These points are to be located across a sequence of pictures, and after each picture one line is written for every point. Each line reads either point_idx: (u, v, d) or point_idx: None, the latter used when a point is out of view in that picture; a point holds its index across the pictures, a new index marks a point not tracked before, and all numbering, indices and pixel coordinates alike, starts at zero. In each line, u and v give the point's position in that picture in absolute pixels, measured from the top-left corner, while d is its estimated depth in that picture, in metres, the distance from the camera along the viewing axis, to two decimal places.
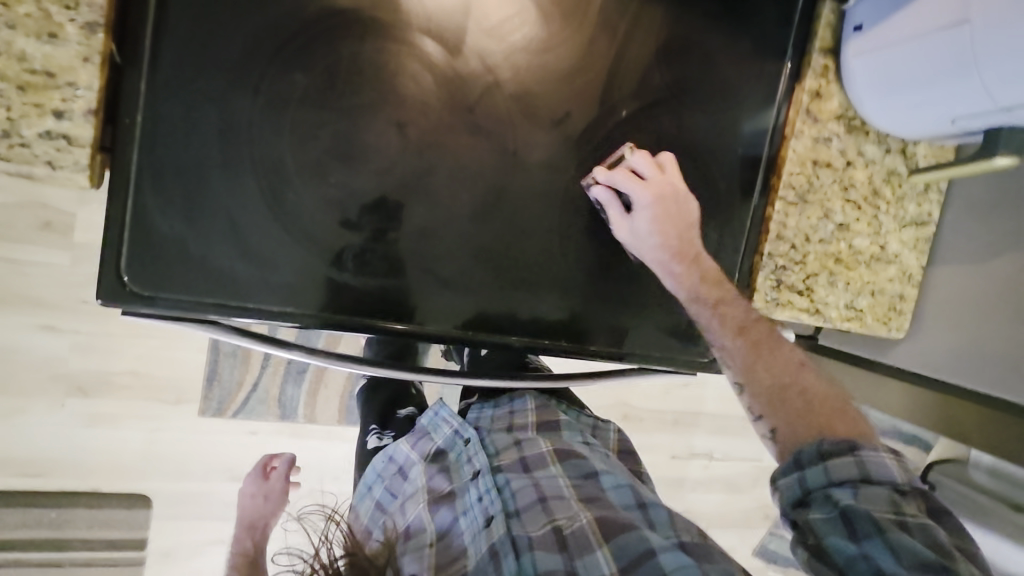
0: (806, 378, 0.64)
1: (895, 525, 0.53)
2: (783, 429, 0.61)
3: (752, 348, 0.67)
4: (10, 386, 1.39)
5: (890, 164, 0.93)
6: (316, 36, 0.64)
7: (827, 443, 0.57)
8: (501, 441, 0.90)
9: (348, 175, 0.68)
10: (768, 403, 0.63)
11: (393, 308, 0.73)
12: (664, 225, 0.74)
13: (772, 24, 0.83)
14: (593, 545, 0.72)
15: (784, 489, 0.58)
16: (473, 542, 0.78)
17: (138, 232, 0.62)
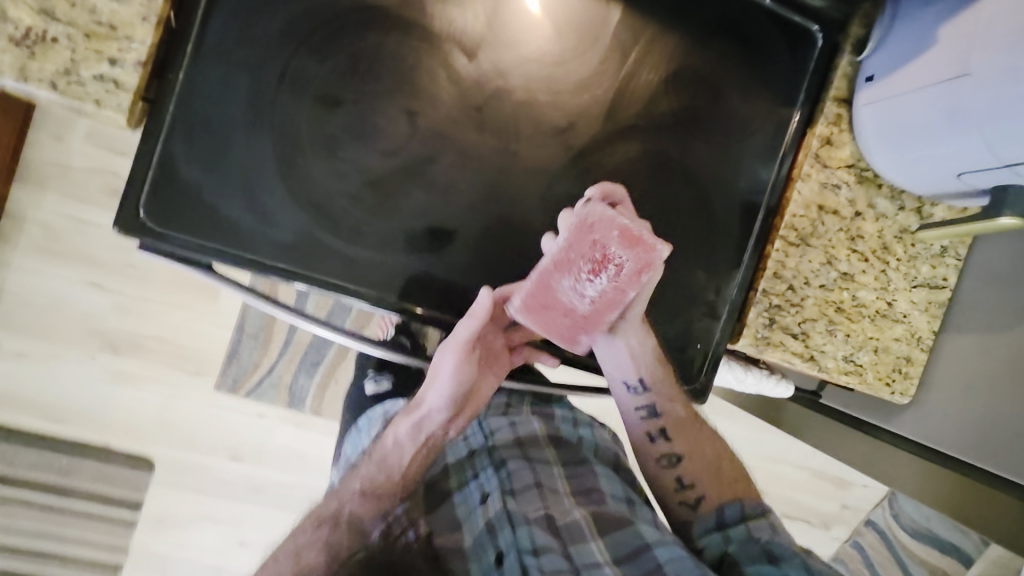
0: (724, 456, 0.92)
1: (787, 549, 0.78)
2: (711, 494, 0.88)
3: (687, 430, 0.90)
4: (52, 333, 1.50)
5: (903, 221, 0.92)
6: (348, 25, 0.71)
7: (749, 506, 0.86)
8: (496, 424, 0.97)
9: (356, 151, 0.74)
10: (704, 476, 0.89)
11: (380, 282, 0.76)
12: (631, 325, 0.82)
13: (786, 67, 0.85)
14: (587, 536, 0.77)
15: (708, 544, 0.84)
16: (466, 517, 0.83)
17: (161, 173, 0.68)
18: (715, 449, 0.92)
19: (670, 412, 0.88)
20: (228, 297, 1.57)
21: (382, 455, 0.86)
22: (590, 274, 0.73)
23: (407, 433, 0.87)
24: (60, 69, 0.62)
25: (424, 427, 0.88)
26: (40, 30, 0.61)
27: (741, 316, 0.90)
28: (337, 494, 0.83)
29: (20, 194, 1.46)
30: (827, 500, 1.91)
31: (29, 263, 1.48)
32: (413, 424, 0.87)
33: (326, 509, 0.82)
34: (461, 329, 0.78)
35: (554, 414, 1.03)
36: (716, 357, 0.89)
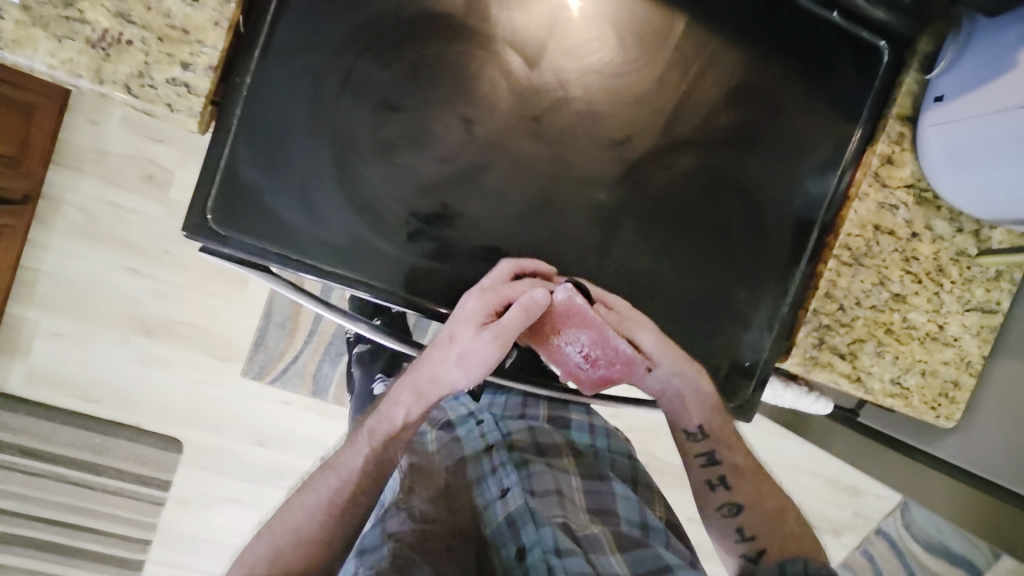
0: (789, 508, 0.91)
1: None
2: (774, 548, 0.87)
3: (755, 488, 0.91)
4: (89, 315, 1.53)
5: (960, 244, 0.90)
6: (411, 32, 0.71)
7: (818, 562, 0.81)
8: (514, 424, 1.00)
9: (412, 158, 0.73)
10: (767, 531, 0.88)
11: (428, 289, 0.76)
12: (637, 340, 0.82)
13: (850, 84, 0.84)
14: (605, 549, 0.79)
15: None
16: (486, 508, 0.86)
17: (226, 177, 0.69)
18: (780, 502, 0.91)
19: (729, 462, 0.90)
20: (258, 286, 1.59)
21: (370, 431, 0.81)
22: (588, 358, 0.79)
23: (400, 411, 0.82)
24: (134, 72, 0.63)
25: (426, 395, 0.82)
26: (116, 32, 0.62)
27: (790, 334, 0.89)
28: (332, 468, 0.79)
29: (58, 177, 1.49)
30: (840, 508, 1.90)
31: (67, 246, 1.51)
32: (400, 404, 0.82)
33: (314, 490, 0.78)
34: (455, 320, 0.75)
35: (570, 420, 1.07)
36: (764, 375, 0.88)
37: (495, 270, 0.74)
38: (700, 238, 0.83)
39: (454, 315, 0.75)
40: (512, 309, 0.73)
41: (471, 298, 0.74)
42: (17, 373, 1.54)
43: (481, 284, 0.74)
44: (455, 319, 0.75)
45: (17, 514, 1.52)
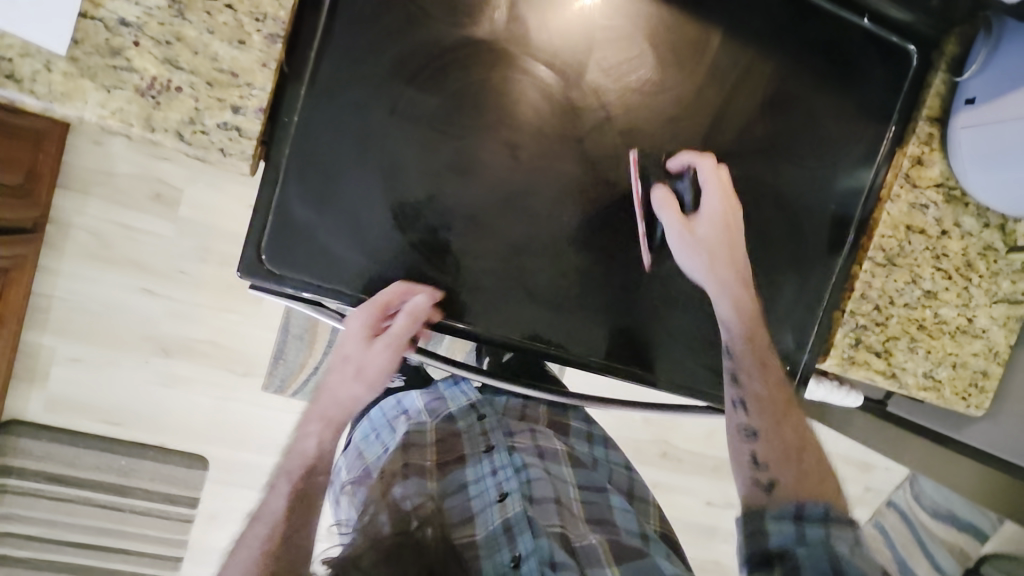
0: (811, 449, 0.76)
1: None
2: (788, 482, 0.72)
3: (779, 403, 0.79)
4: (106, 338, 1.52)
5: (987, 239, 0.92)
6: (454, 61, 0.71)
7: (834, 512, 0.68)
8: (516, 425, 1.01)
9: (460, 187, 0.74)
10: (784, 453, 0.75)
11: (479, 314, 0.77)
12: (723, 240, 0.79)
13: (880, 88, 0.85)
14: (603, 561, 0.80)
15: (776, 534, 0.68)
16: (482, 512, 0.84)
17: (279, 216, 0.70)
18: (810, 454, 0.75)
19: (750, 388, 0.80)
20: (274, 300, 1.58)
21: (302, 444, 0.80)
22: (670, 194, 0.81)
23: (314, 431, 0.80)
24: (185, 119, 0.62)
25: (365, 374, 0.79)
26: (165, 79, 0.62)
27: (828, 337, 0.91)
28: (275, 493, 0.76)
29: (64, 201, 1.46)
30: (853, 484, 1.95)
31: (79, 271, 1.49)
32: (314, 427, 0.80)
33: (262, 519, 0.74)
34: (343, 338, 0.77)
35: (569, 426, 1.08)
36: (804, 374, 0.91)
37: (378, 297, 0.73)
38: None
39: (342, 335, 0.77)
40: (397, 320, 0.72)
41: (350, 320, 0.74)
42: (36, 401, 1.52)
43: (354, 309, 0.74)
44: (341, 337, 0.77)
45: (45, 540, 1.48)
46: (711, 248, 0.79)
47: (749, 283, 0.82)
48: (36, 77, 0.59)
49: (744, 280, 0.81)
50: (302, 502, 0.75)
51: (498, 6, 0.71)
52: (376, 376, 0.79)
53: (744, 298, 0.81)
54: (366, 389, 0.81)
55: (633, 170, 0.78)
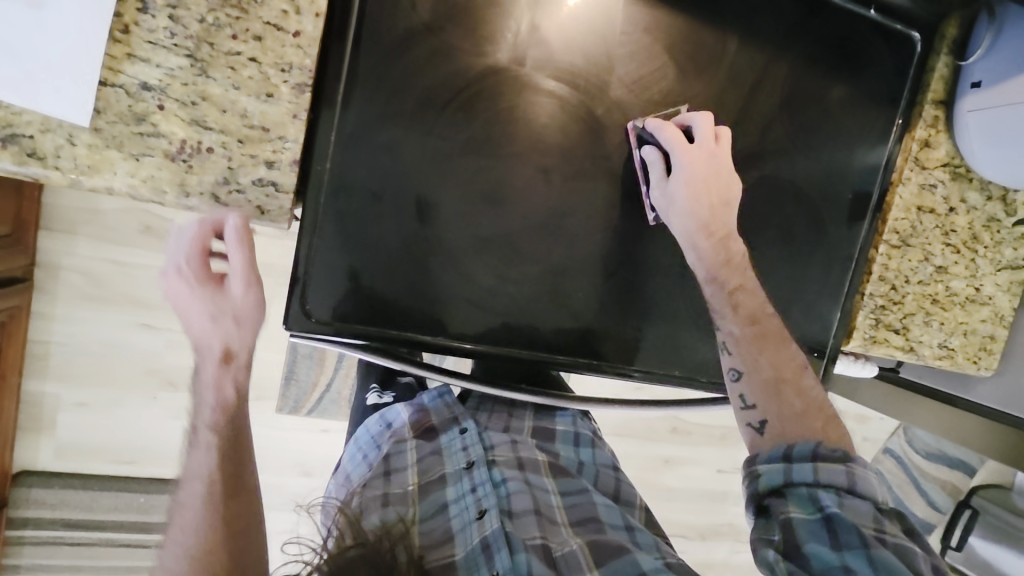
0: (800, 381, 0.70)
1: (875, 541, 0.59)
2: (775, 423, 0.67)
3: (761, 337, 0.72)
4: (106, 378, 1.43)
5: (990, 211, 0.96)
6: (480, 91, 0.70)
7: (823, 449, 0.63)
8: (497, 438, 0.97)
9: (497, 216, 0.74)
10: (769, 392, 0.69)
11: (523, 339, 0.78)
12: (696, 192, 0.72)
13: (889, 75, 0.87)
14: (583, 567, 0.78)
15: (767, 476, 0.64)
16: (462, 531, 0.83)
17: (319, 265, 0.69)
18: (802, 390, 0.69)
19: (725, 329, 0.74)
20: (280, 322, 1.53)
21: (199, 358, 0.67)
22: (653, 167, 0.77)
23: (212, 371, 0.67)
24: (219, 179, 0.61)
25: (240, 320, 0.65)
26: (194, 141, 0.59)
27: (849, 320, 0.94)
28: (195, 447, 0.69)
29: (48, 242, 1.34)
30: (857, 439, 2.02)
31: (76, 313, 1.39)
32: (207, 363, 0.67)
33: (191, 481, 0.68)
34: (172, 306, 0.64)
35: (555, 430, 1.04)
36: (832, 353, 0.95)
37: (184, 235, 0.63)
38: (764, 245, 0.87)
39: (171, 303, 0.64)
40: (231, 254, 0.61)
41: (173, 276, 0.62)
42: (46, 448, 1.44)
43: (176, 258, 0.62)
44: (170, 301, 0.63)
45: None
46: (683, 194, 0.73)
47: (724, 222, 0.75)
48: (60, 153, 0.56)
49: (720, 224, 0.74)
50: (229, 489, 0.68)
51: (519, 30, 0.70)
52: (243, 314, 0.65)
53: (719, 236, 0.74)
54: (249, 331, 0.65)
55: (632, 142, 0.76)
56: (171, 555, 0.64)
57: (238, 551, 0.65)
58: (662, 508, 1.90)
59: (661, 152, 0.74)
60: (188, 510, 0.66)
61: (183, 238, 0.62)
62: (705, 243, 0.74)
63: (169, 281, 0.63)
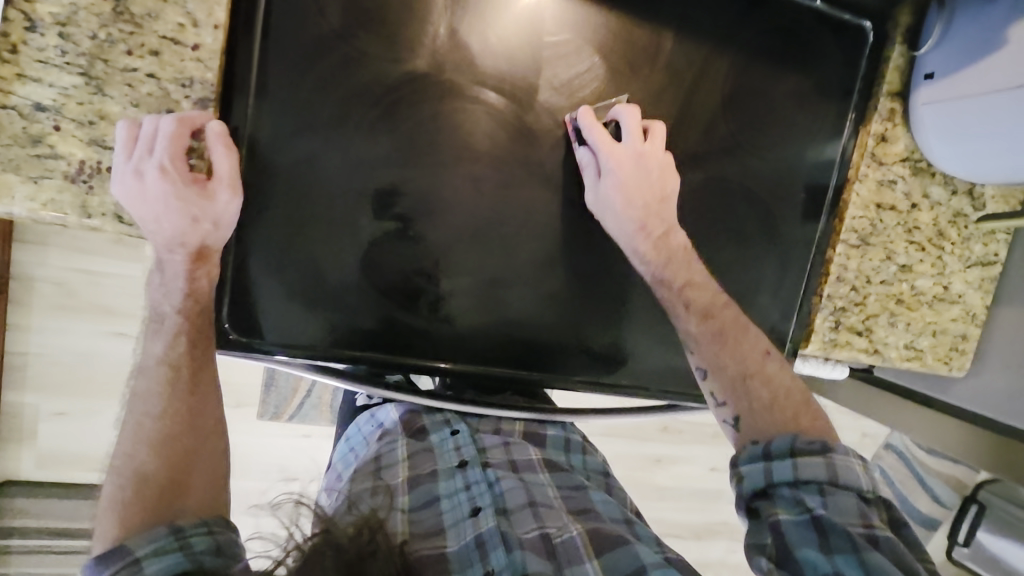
0: (766, 372, 0.65)
1: (866, 542, 0.53)
2: (748, 420, 0.62)
3: (718, 334, 0.68)
4: (78, 389, 1.23)
5: (956, 206, 0.92)
6: (400, 99, 0.68)
7: (801, 441, 0.57)
8: (489, 440, 0.89)
9: (426, 227, 0.72)
10: (733, 386, 0.65)
11: (458, 352, 0.76)
12: (630, 189, 0.71)
13: (839, 67, 0.83)
14: (583, 555, 0.71)
15: (748, 478, 0.59)
16: (454, 526, 0.75)
17: (237, 283, 0.67)
18: (771, 381, 0.65)
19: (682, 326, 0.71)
20: None
21: (165, 271, 0.61)
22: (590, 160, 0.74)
23: (181, 268, 0.61)
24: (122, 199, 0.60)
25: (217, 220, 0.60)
26: (94, 162, 0.58)
27: (808, 323, 0.91)
28: (155, 336, 0.61)
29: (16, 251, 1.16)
30: None
31: (56, 324, 1.20)
32: (176, 260, 0.60)
33: (151, 365, 0.60)
34: (123, 201, 0.57)
35: (545, 434, 0.95)
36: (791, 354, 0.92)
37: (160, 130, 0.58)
38: (712, 247, 0.84)
39: (121, 199, 0.57)
40: (216, 155, 0.58)
41: (148, 173, 0.56)
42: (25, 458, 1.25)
43: (147, 156, 0.57)
44: (131, 202, 0.57)
45: None
46: (619, 195, 0.71)
47: (666, 215, 0.73)
48: None
49: (661, 219, 0.73)
50: (170, 433, 0.57)
51: (437, 34, 0.68)
52: (220, 224, 0.60)
53: (660, 233, 0.72)
54: (227, 235, 0.61)
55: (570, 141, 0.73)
56: (110, 513, 0.52)
57: (195, 484, 0.56)
58: (653, 508, 1.71)
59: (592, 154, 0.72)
60: (143, 429, 0.57)
61: (158, 136, 0.57)
62: (646, 240, 0.72)
63: (135, 181, 0.56)
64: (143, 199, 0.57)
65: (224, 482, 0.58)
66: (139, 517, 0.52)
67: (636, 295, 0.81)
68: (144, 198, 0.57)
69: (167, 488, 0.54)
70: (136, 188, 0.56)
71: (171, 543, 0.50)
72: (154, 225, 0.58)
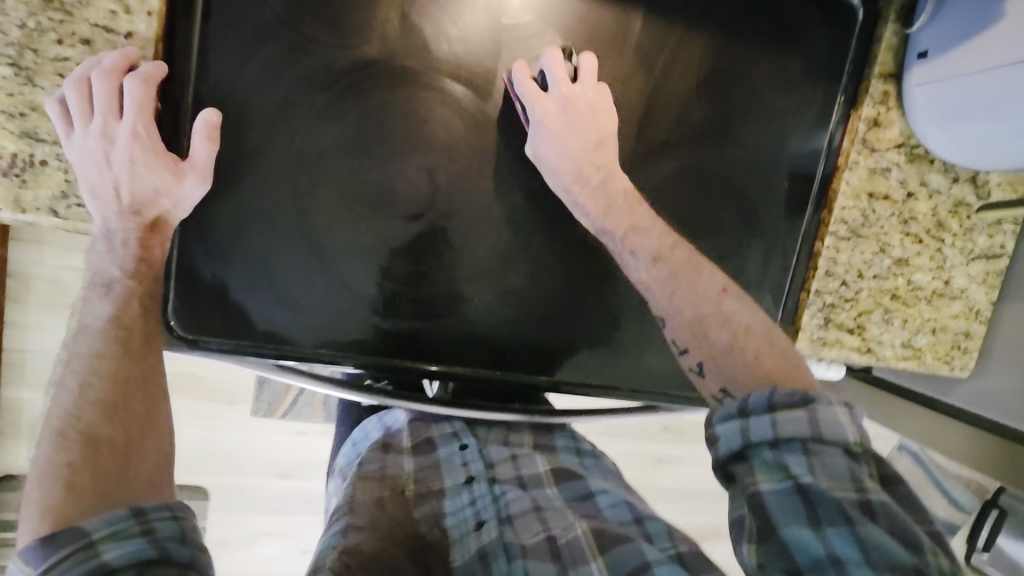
0: (725, 310, 0.60)
1: (856, 511, 0.47)
2: (711, 365, 0.57)
3: (670, 277, 0.63)
4: None
5: (957, 195, 0.85)
6: (349, 87, 0.65)
7: (780, 395, 0.51)
8: (497, 454, 0.86)
9: (380, 221, 0.69)
10: (691, 332, 0.59)
11: (417, 351, 0.73)
12: (567, 134, 0.66)
13: (825, 48, 0.78)
14: (587, 555, 0.69)
15: (724, 440, 0.52)
16: (459, 540, 0.74)
17: (183, 280, 0.66)
18: (730, 319, 0.59)
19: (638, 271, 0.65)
20: None
21: (112, 240, 0.58)
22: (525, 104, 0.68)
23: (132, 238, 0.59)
24: (57, 193, 0.58)
25: (177, 200, 0.60)
26: (26, 154, 0.57)
27: (795, 319, 0.86)
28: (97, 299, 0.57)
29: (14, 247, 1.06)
30: None
31: (53, 321, 1.11)
32: (128, 228, 0.58)
33: (91, 329, 0.55)
34: (82, 162, 0.56)
35: (555, 440, 0.92)
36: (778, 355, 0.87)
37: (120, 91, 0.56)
38: (691, 239, 0.79)
39: (78, 160, 0.56)
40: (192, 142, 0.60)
41: (119, 138, 0.56)
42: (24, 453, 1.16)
43: (116, 121, 0.56)
44: (93, 161, 0.56)
45: None
46: (550, 145, 0.67)
47: (602, 160, 0.68)
48: None
49: (598, 165, 0.68)
50: (120, 397, 0.51)
51: (388, 19, 0.64)
52: (182, 201, 0.61)
53: (598, 183, 0.68)
54: (183, 215, 0.62)
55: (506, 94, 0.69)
56: (49, 480, 0.45)
57: (146, 452, 0.50)
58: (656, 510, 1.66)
59: (521, 110, 0.68)
60: (90, 391, 0.51)
61: (129, 102, 0.56)
62: (594, 186, 0.68)
63: (103, 142, 0.56)
64: (107, 162, 0.56)
65: (174, 454, 0.52)
66: (89, 488, 0.45)
67: (608, 291, 0.77)
68: (108, 162, 0.56)
69: (123, 458, 0.48)
70: (102, 149, 0.56)
71: (133, 528, 0.44)
72: (112, 190, 0.57)
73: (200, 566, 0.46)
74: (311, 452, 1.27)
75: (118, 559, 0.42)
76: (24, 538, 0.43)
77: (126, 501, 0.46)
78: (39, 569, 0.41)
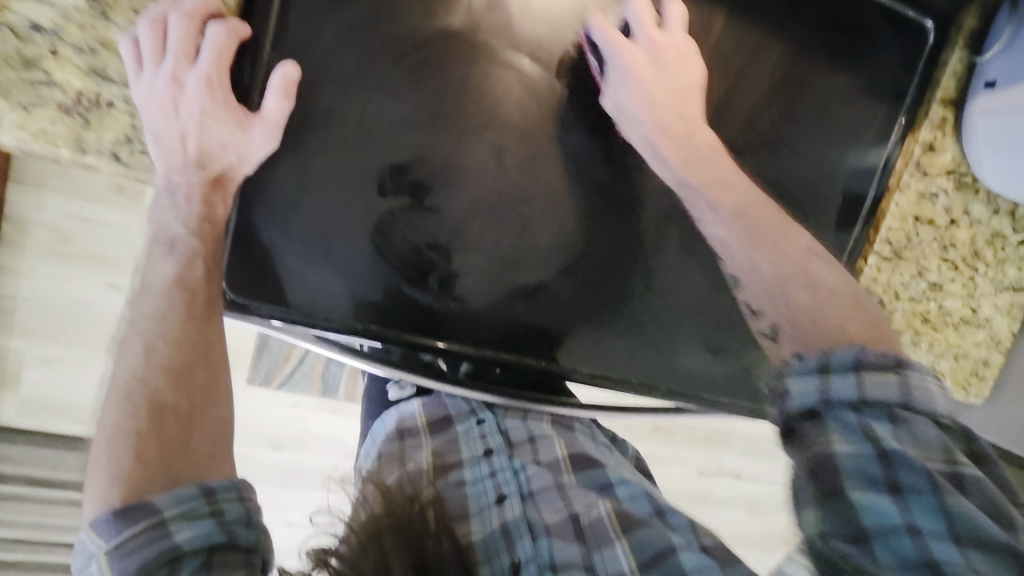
0: (814, 261, 0.60)
1: (948, 483, 0.46)
2: (786, 331, 0.56)
3: (752, 232, 0.62)
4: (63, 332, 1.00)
5: (995, 226, 0.85)
6: (429, 57, 0.63)
7: (870, 355, 0.50)
8: (516, 432, 0.84)
9: (444, 198, 0.67)
10: (771, 296, 0.59)
11: (463, 334, 0.73)
12: (658, 79, 0.66)
13: (895, 67, 0.77)
14: (610, 535, 0.68)
15: (799, 396, 0.51)
16: (478, 513, 0.73)
17: (240, 241, 0.63)
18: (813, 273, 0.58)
19: (723, 229, 0.65)
20: None
21: (175, 195, 0.56)
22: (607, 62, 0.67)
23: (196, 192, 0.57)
24: (121, 137, 0.56)
25: (241, 155, 0.58)
26: (92, 94, 0.55)
27: None
28: (163, 255, 0.56)
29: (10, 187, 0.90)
30: None
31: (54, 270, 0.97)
32: (192, 181, 0.56)
33: (153, 292, 0.54)
34: (150, 107, 0.53)
35: (573, 425, 0.92)
36: None
37: (198, 37, 0.54)
38: None
39: (145, 104, 0.53)
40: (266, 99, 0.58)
41: (192, 85, 0.54)
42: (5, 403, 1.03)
43: (189, 67, 0.54)
44: (163, 108, 0.54)
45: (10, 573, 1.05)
46: (637, 99, 0.67)
47: (688, 113, 0.68)
48: None
49: (683, 117, 0.67)
50: (186, 364, 0.52)
51: None
52: (247, 157, 0.58)
53: (685, 134, 0.67)
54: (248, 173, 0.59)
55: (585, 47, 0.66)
56: (119, 446, 0.46)
57: (209, 423, 0.50)
58: None
59: (599, 62, 0.67)
60: (156, 355, 0.51)
61: (204, 48, 0.54)
62: (680, 142, 0.67)
63: (175, 88, 0.54)
64: (174, 109, 0.54)
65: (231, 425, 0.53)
66: (158, 459, 0.46)
67: (654, 293, 0.76)
68: (178, 111, 0.54)
69: (184, 421, 0.49)
70: (172, 97, 0.54)
71: (203, 508, 0.45)
72: (177, 140, 0.55)
73: (263, 551, 0.47)
74: (306, 425, 1.20)
75: (190, 541, 0.43)
76: (93, 507, 0.45)
77: (194, 477, 0.47)
78: (112, 544, 0.42)
